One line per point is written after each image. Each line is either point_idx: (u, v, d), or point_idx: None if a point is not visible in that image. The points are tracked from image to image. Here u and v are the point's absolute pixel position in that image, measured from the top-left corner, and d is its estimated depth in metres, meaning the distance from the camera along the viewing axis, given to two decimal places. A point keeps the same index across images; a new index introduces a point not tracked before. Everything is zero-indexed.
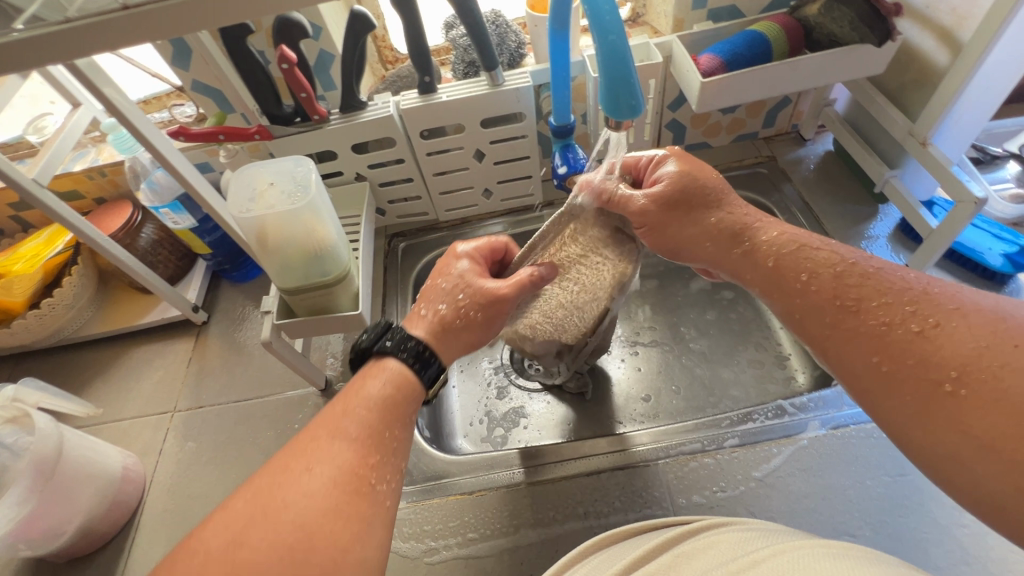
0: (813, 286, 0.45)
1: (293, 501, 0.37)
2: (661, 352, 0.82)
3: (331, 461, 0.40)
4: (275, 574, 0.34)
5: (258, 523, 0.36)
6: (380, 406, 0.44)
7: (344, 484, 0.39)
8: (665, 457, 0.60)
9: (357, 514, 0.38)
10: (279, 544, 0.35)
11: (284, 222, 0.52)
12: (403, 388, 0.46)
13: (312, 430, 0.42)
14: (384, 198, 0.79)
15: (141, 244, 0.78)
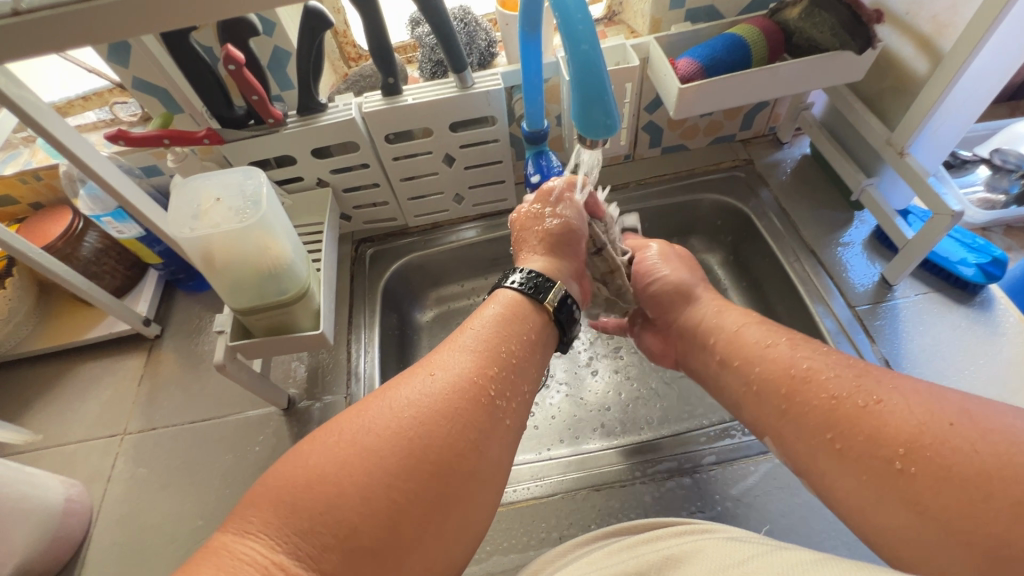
0: (856, 439, 0.38)
1: (397, 415, 0.39)
2: (639, 360, 0.81)
3: (458, 373, 0.42)
4: (399, 482, 0.36)
5: (360, 451, 0.36)
6: (490, 336, 0.47)
7: (455, 394, 0.41)
8: (642, 476, 0.59)
9: (476, 420, 0.40)
10: (401, 430, 0.38)
11: (232, 241, 0.48)
12: (504, 331, 0.48)
13: (444, 352, 0.45)
14: (348, 203, 0.74)
15: (83, 253, 0.72)
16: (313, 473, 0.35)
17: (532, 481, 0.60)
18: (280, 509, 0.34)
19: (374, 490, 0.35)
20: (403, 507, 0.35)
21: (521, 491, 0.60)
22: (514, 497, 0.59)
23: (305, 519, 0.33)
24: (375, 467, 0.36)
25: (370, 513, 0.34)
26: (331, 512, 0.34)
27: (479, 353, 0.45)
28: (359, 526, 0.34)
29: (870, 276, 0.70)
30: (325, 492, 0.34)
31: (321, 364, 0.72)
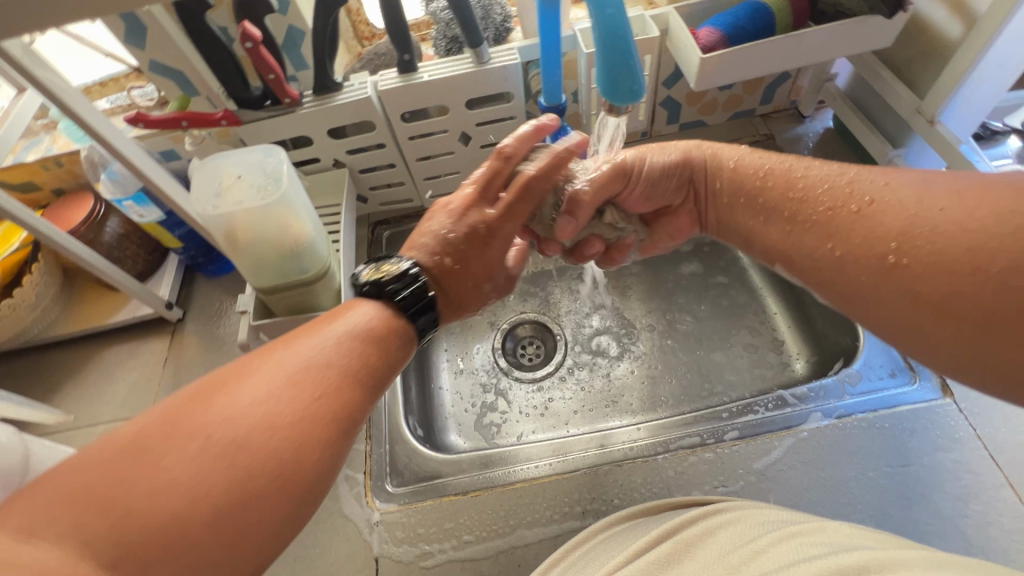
0: (817, 213, 0.44)
1: (227, 424, 0.32)
2: (657, 339, 0.80)
3: (349, 387, 0.38)
4: (216, 505, 0.30)
5: (171, 459, 0.30)
6: (365, 335, 0.41)
7: (313, 411, 0.35)
8: (663, 452, 0.59)
9: (333, 442, 0.35)
10: (238, 438, 0.32)
11: (254, 219, 0.48)
12: (385, 330, 0.42)
13: (330, 351, 0.39)
14: (365, 184, 0.74)
15: (106, 238, 0.73)
16: (144, 469, 0.29)
17: (554, 457, 0.61)
18: (93, 512, 0.27)
19: (184, 515, 0.29)
20: (241, 522, 0.31)
21: (542, 467, 0.60)
22: (536, 473, 0.60)
23: (111, 524, 0.27)
24: (221, 473, 0.31)
25: (203, 520, 0.29)
26: (146, 518, 0.28)
27: (371, 367, 0.40)
28: (187, 533, 0.29)
29: None
30: (149, 492, 0.29)
31: None
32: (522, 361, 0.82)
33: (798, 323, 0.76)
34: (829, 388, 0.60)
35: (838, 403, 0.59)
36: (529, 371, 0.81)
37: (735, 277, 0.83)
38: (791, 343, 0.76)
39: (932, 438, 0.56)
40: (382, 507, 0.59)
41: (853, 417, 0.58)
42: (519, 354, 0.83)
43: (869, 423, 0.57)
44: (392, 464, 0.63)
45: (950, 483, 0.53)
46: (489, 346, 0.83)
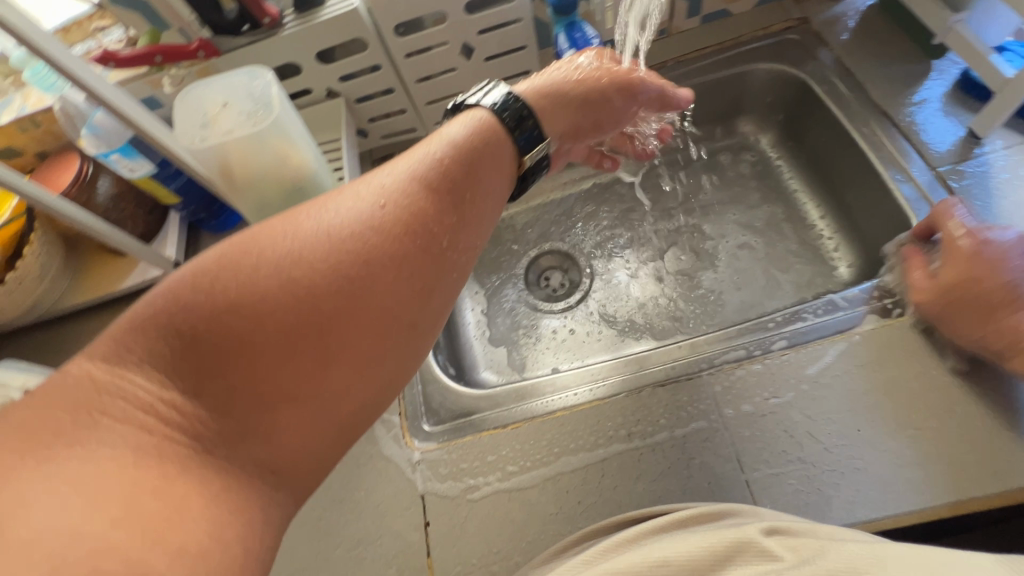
0: None
1: (305, 237, 0.35)
2: (687, 257, 0.76)
3: (406, 206, 0.38)
4: (286, 315, 0.32)
5: (243, 265, 0.33)
6: (463, 157, 0.42)
7: (395, 228, 0.37)
8: (708, 368, 0.56)
9: (418, 263, 0.37)
10: (320, 246, 0.34)
11: (248, 151, 0.43)
12: (471, 158, 0.42)
13: (400, 177, 0.39)
14: (363, 116, 0.69)
15: (100, 199, 0.69)
16: (210, 287, 0.32)
17: (592, 383, 0.59)
18: (166, 334, 0.31)
19: (246, 323, 0.31)
20: (305, 340, 0.32)
21: (580, 394, 0.58)
22: (574, 400, 0.58)
23: (184, 345, 0.31)
24: (282, 291, 0.32)
25: (269, 337, 0.32)
26: (224, 330, 0.31)
27: (436, 186, 0.40)
28: (269, 350, 0.32)
29: (953, 132, 0.62)
30: (215, 312, 0.31)
31: None
32: (547, 292, 0.79)
33: (842, 228, 0.71)
34: (880, 286, 0.57)
35: (891, 300, 0.56)
36: (555, 301, 0.78)
37: (766, 186, 0.78)
38: (835, 249, 0.71)
39: None
40: (421, 446, 0.58)
41: (906, 314, 0.54)
42: (543, 284, 0.80)
43: (926, 320, 0.53)
44: (426, 404, 0.62)
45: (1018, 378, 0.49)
46: (512, 280, 0.80)
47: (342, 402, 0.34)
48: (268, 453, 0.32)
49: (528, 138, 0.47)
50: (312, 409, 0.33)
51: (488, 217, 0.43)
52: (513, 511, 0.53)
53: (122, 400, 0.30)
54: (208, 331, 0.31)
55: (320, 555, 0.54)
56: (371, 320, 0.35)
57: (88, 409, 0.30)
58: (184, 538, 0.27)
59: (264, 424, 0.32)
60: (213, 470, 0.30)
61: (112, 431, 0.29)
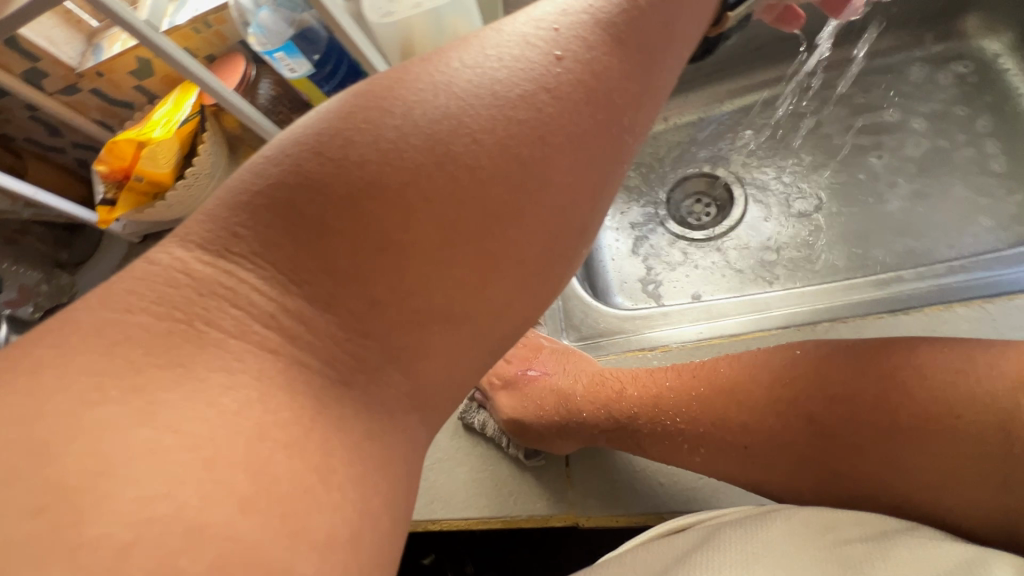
0: None
1: (452, 100, 0.30)
2: (874, 184, 0.65)
3: (578, 75, 0.31)
4: (435, 193, 0.28)
5: (380, 131, 0.29)
6: (653, 1, 0.34)
7: (564, 93, 0.31)
8: (899, 308, 0.49)
9: (590, 139, 0.32)
10: (471, 114, 0.29)
11: (427, 28, 0.45)
12: (659, 1, 0.34)
13: (571, 23, 0.32)
14: (515, 13, 0.64)
15: (261, 101, 0.72)
16: (354, 165, 0.28)
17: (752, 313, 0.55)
18: (285, 213, 0.28)
19: (387, 200, 0.28)
20: (462, 237, 0.29)
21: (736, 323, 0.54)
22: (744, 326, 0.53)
23: (319, 232, 0.28)
24: (436, 176, 0.29)
25: (423, 233, 0.28)
26: (359, 210, 0.28)
27: (617, 43, 0.33)
28: (412, 233, 0.28)
29: None
30: (358, 199, 0.28)
31: None
32: (691, 220, 0.72)
33: None
34: None
35: None
36: (697, 227, 0.72)
37: (979, 107, 0.64)
38: None
39: None
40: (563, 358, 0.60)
41: None
42: (686, 211, 0.73)
43: None
44: (568, 320, 0.62)
45: None
46: (654, 201, 0.74)
47: (497, 312, 0.31)
48: (411, 378, 0.30)
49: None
50: (464, 318, 0.30)
51: (664, 89, 0.36)
52: None
53: (231, 310, 0.27)
54: (352, 221, 0.27)
55: (461, 451, 0.56)
56: (539, 216, 0.31)
57: (191, 319, 0.26)
58: (327, 524, 0.25)
59: (407, 319, 0.29)
60: (352, 395, 0.28)
61: (227, 348, 0.26)
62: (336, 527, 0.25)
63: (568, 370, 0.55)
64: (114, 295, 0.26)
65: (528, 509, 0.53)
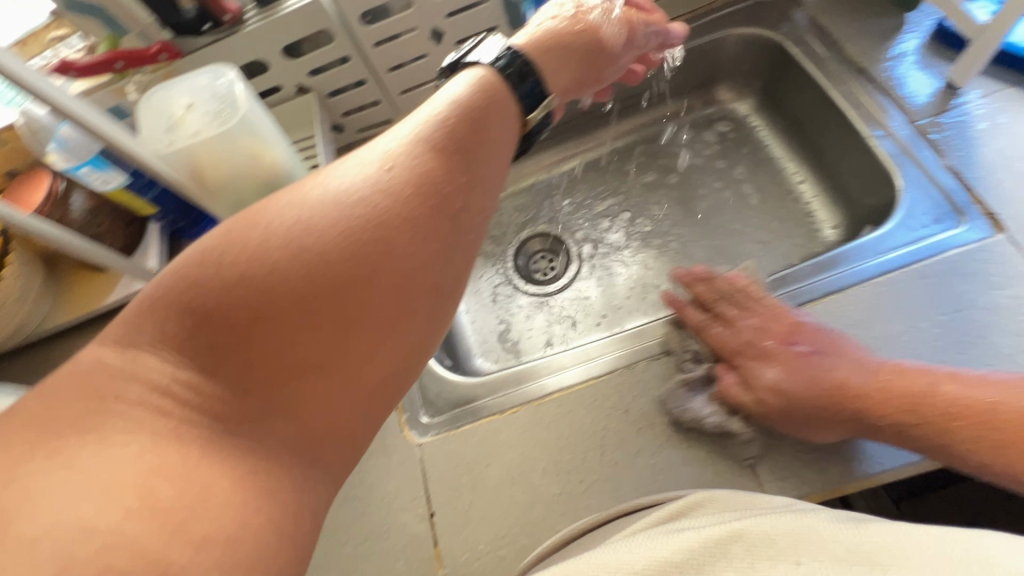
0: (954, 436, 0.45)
1: (311, 200, 0.33)
2: (679, 227, 0.76)
3: (413, 170, 0.36)
4: (296, 277, 0.31)
5: (250, 232, 0.32)
6: (473, 112, 0.39)
7: (402, 187, 0.35)
8: (701, 339, 0.56)
9: (431, 221, 0.35)
10: (325, 210, 0.33)
11: (218, 151, 0.42)
12: (482, 108, 0.40)
13: (405, 138, 0.37)
14: (336, 110, 0.67)
15: (75, 215, 0.67)
16: (225, 261, 0.31)
17: (588, 362, 0.59)
18: (170, 312, 0.30)
19: (252, 288, 0.30)
20: (320, 312, 0.31)
21: (575, 374, 0.58)
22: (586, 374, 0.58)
23: (198, 321, 0.30)
24: (292, 261, 0.31)
25: (283, 309, 0.30)
26: (227, 303, 0.30)
27: (441, 147, 0.37)
28: (278, 316, 0.30)
29: (933, 85, 0.62)
30: (225, 284, 0.30)
31: None
32: (537, 276, 0.78)
33: (824, 189, 0.71)
34: (867, 245, 0.56)
35: (881, 258, 0.55)
36: (543, 282, 0.78)
37: (735, 159, 0.77)
38: (819, 210, 0.71)
39: (986, 277, 0.52)
40: (421, 439, 0.58)
41: (895, 271, 0.54)
42: (532, 268, 0.79)
43: (909, 276, 0.54)
44: (423, 396, 0.62)
45: (1009, 320, 0.50)
46: (502, 263, 0.80)
47: (368, 375, 0.33)
48: (297, 434, 0.31)
49: (535, 98, 0.44)
50: (335, 382, 0.32)
51: (497, 176, 0.41)
52: (515, 496, 0.53)
53: (135, 383, 0.29)
54: (223, 309, 0.30)
55: (330, 554, 0.54)
56: (393, 289, 0.33)
57: (99, 396, 0.29)
58: (207, 527, 0.26)
59: (279, 393, 0.31)
60: (240, 452, 0.30)
61: None
62: (218, 555, 0.26)
63: (593, 407, 0.56)
64: (32, 397, 0.29)
65: None
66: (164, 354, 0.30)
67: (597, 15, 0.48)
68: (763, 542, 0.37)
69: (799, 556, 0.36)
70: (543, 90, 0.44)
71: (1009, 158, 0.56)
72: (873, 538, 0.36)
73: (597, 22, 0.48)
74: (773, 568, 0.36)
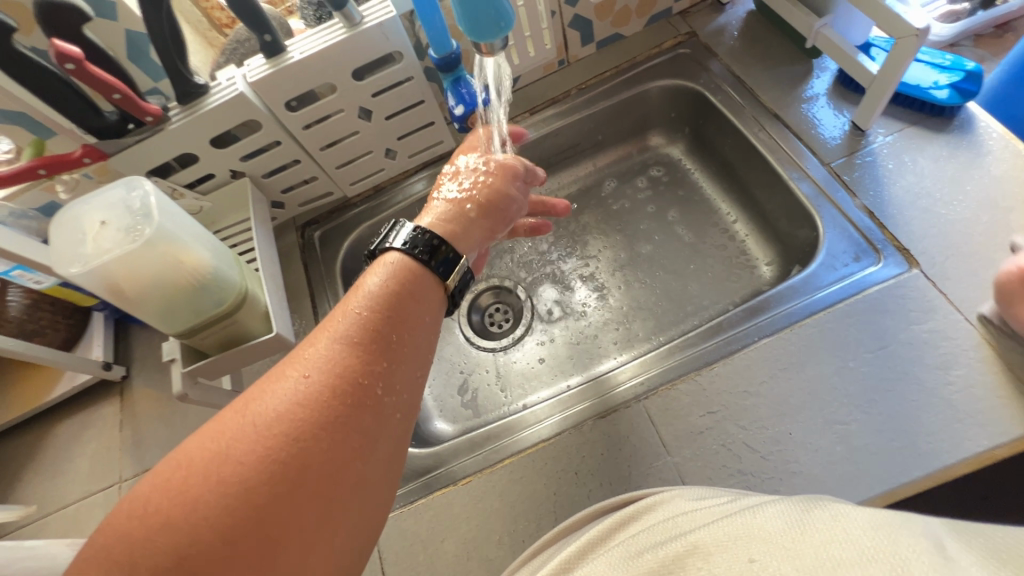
0: None
1: (234, 428, 0.35)
2: (626, 271, 0.77)
3: (331, 373, 0.37)
4: (221, 512, 0.32)
5: (178, 472, 0.34)
6: (385, 301, 0.41)
7: (321, 395, 0.36)
8: (645, 392, 0.57)
9: (352, 423, 0.37)
10: (247, 435, 0.35)
11: (133, 264, 0.43)
12: (396, 293, 0.42)
13: (321, 343, 0.39)
14: (274, 189, 0.68)
15: (13, 313, 0.66)
16: (155, 511, 0.33)
17: (547, 419, 0.59)
18: (106, 565, 0.32)
19: (181, 531, 0.32)
20: (246, 539, 0.33)
21: (529, 436, 0.58)
22: (547, 433, 0.58)
23: (132, 573, 0.31)
24: (213, 499, 0.33)
25: (206, 548, 0.32)
26: (159, 551, 0.32)
27: (357, 341, 0.39)
28: (208, 555, 0.32)
29: (840, 127, 0.65)
30: (155, 533, 0.32)
31: None
32: (492, 330, 0.79)
33: (757, 228, 0.73)
34: (797, 286, 0.58)
35: (812, 298, 0.57)
36: (498, 337, 0.78)
37: (671, 201, 0.80)
38: (754, 249, 0.73)
39: (905, 313, 0.54)
40: None
41: (822, 312, 0.56)
42: (487, 323, 0.80)
43: (835, 317, 0.55)
44: None
45: (929, 354, 0.52)
46: (456, 320, 0.80)
47: None
48: None
49: (448, 264, 0.46)
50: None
51: (421, 351, 0.42)
52: (471, 571, 0.53)
53: None
54: (154, 558, 0.32)
55: None
56: (319, 502, 0.35)
57: None
58: None
59: None
60: None
61: None
62: None
63: (545, 470, 0.56)
64: None
65: None
66: None
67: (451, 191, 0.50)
68: (716, 546, 0.34)
69: (752, 551, 0.32)
70: (455, 257, 0.46)
71: (916, 195, 0.59)
72: (818, 517, 0.33)
73: (474, 189, 0.51)
74: (730, 570, 0.32)
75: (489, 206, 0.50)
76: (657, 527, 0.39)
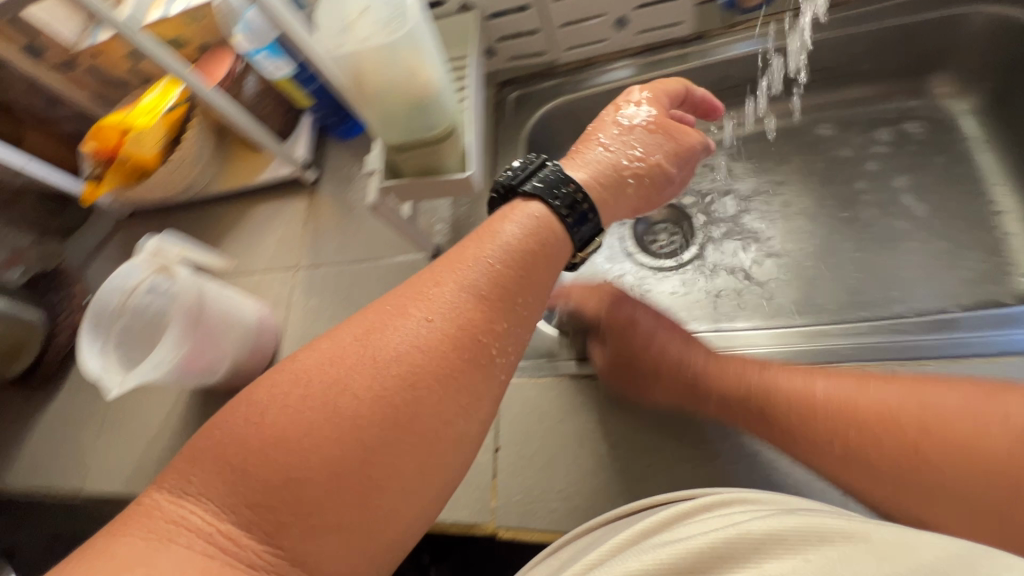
0: None
1: (352, 356, 0.36)
2: (831, 229, 0.67)
3: (458, 318, 0.38)
4: (333, 436, 0.33)
5: (296, 385, 0.35)
6: (515, 259, 0.42)
7: (444, 339, 0.37)
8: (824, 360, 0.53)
9: (464, 377, 0.37)
10: (365, 359, 0.36)
11: (380, 61, 0.46)
12: (529, 258, 0.43)
13: (446, 287, 0.39)
14: (494, 35, 0.67)
15: (247, 95, 0.74)
16: (263, 424, 0.33)
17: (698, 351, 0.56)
18: (213, 471, 0.33)
19: (293, 444, 0.32)
20: (348, 470, 0.33)
21: (672, 359, 0.56)
22: (695, 363, 0.55)
23: (239, 480, 0.32)
24: (326, 422, 0.33)
25: (315, 475, 0.32)
26: (265, 458, 0.32)
27: (484, 296, 0.40)
28: (312, 477, 0.32)
29: None
30: (262, 443, 0.33)
31: (465, 214, 0.71)
32: (653, 248, 0.74)
33: None
34: None
35: None
36: (658, 256, 0.73)
37: (921, 167, 0.68)
38: (1016, 252, 0.60)
39: None
40: None
41: None
42: (649, 239, 0.75)
43: None
44: None
45: None
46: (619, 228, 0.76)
47: (386, 530, 0.34)
48: None
49: (579, 219, 0.47)
50: (356, 542, 0.33)
51: (533, 322, 0.43)
52: (581, 456, 0.55)
53: (182, 532, 0.31)
54: (263, 471, 0.32)
55: None
56: (418, 449, 0.34)
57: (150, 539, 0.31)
58: None
59: (305, 552, 0.32)
60: None
61: None
62: None
63: (684, 399, 0.54)
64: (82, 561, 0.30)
65: (454, 515, 0.56)
66: (201, 507, 0.32)
67: (607, 156, 0.52)
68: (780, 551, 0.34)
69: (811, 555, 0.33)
70: (596, 230, 0.49)
71: None
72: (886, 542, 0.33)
73: (641, 160, 0.53)
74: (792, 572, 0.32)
75: (647, 183, 0.53)
76: (713, 520, 0.38)
